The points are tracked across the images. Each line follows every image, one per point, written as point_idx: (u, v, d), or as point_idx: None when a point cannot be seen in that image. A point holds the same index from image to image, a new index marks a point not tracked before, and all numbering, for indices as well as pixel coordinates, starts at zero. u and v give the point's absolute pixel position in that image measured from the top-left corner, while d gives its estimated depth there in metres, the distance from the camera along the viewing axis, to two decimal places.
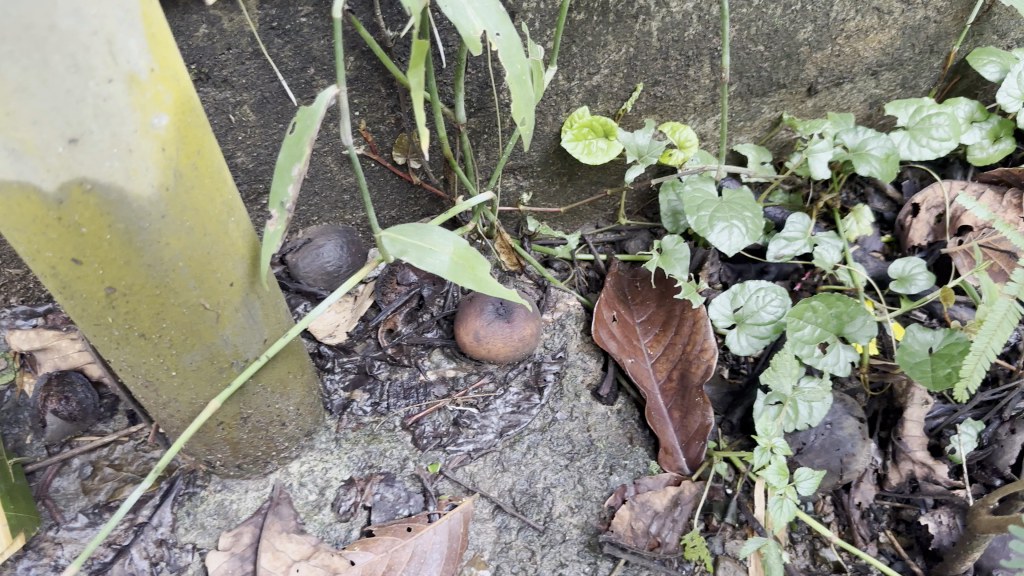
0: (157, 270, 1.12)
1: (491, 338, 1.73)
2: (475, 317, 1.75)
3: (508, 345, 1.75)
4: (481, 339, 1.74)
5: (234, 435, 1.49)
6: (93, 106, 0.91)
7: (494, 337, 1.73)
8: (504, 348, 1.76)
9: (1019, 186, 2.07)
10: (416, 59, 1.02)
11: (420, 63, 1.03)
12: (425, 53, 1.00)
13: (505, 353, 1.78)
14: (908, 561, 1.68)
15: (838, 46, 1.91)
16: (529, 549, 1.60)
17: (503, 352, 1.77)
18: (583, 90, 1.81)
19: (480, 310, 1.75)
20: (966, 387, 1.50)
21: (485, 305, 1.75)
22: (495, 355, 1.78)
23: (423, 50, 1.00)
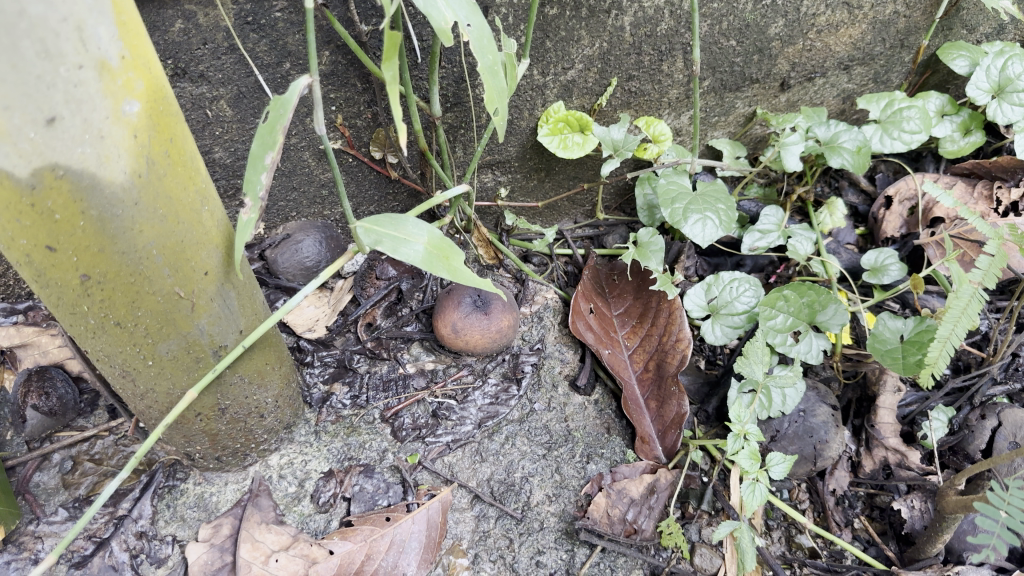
0: (131, 258, 1.13)
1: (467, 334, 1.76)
2: (450, 314, 1.77)
3: (486, 339, 1.77)
4: (459, 334, 1.76)
5: (212, 426, 1.50)
6: (64, 92, 0.93)
7: (468, 334, 1.76)
8: (483, 341, 1.78)
9: (989, 178, 2.11)
10: (389, 53, 0.95)
11: (393, 57, 0.96)
12: (396, 46, 0.94)
13: (485, 344, 1.80)
14: (882, 545, 1.69)
15: (810, 40, 1.94)
16: (507, 537, 1.63)
17: (481, 345, 1.80)
18: (558, 85, 1.83)
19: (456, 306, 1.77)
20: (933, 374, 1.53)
21: (463, 302, 1.76)
22: (474, 347, 1.80)
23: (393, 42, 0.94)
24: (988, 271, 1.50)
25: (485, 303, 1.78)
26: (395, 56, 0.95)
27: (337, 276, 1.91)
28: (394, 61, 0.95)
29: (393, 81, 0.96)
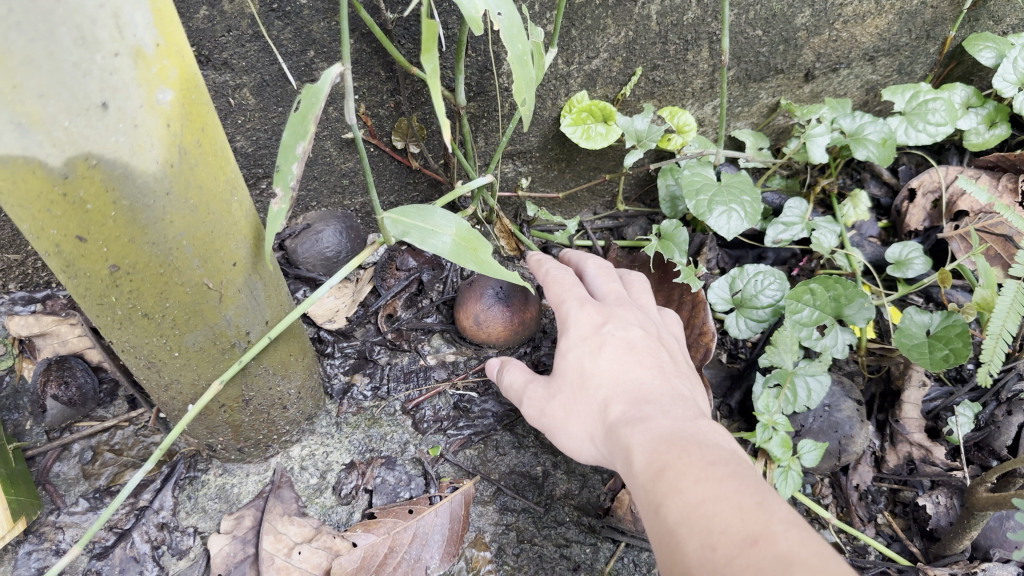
0: (161, 248, 1.12)
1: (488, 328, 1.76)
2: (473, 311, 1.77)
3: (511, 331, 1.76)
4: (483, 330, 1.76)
5: (236, 418, 1.49)
6: (99, 79, 0.92)
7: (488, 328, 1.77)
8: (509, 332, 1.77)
9: (1014, 171, 2.07)
10: (428, 43, 0.91)
11: (433, 46, 0.92)
12: (435, 37, 0.90)
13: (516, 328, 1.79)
14: (906, 542, 1.69)
15: (836, 31, 1.92)
16: (530, 530, 1.62)
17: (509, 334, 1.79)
18: (582, 75, 1.81)
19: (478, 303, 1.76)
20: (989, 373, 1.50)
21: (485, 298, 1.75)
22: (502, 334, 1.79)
23: (434, 32, 0.89)
24: None
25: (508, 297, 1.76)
26: (435, 48, 0.92)
27: (358, 266, 1.89)
28: (435, 53, 0.91)
29: (433, 73, 0.94)
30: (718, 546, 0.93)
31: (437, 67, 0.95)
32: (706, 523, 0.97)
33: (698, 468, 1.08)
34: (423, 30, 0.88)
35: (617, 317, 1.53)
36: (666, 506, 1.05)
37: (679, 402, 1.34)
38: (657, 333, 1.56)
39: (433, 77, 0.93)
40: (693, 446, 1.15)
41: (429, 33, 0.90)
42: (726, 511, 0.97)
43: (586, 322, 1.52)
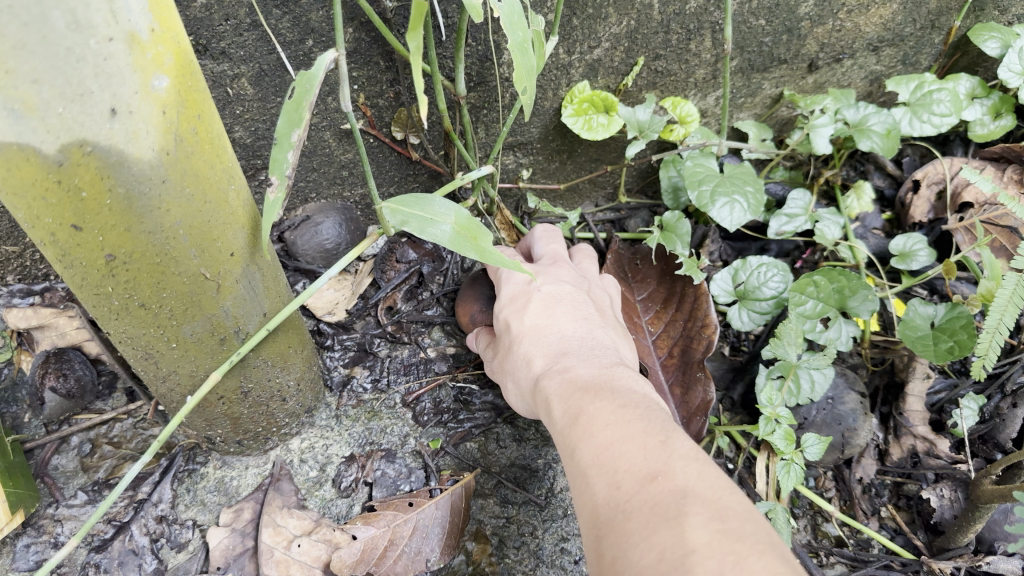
0: (158, 237, 1.11)
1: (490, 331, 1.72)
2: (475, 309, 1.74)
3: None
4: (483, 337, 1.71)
5: (235, 410, 1.48)
6: (93, 65, 0.91)
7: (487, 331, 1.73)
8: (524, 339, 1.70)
9: (1019, 163, 2.07)
10: (416, 22, 0.90)
11: (418, 25, 0.90)
12: (423, 15, 0.90)
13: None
14: (909, 535, 1.67)
15: (840, 20, 1.90)
16: (531, 523, 1.61)
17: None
18: (584, 65, 1.79)
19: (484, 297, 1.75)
20: (985, 366, 1.47)
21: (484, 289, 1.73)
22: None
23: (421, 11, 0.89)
24: None
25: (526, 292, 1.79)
26: (420, 27, 0.90)
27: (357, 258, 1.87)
28: (420, 30, 0.90)
29: (416, 51, 0.90)
30: (620, 484, 0.98)
31: (421, 47, 0.93)
32: (613, 463, 1.02)
33: (605, 415, 1.12)
34: (411, 8, 0.89)
35: (545, 273, 1.56)
36: (576, 455, 1.09)
37: (598, 351, 1.38)
38: (587, 288, 1.59)
39: (417, 54, 0.90)
40: (606, 392, 1.20)
41: (415, 14, 0.90)
42: (630, 449, 1.02)
43: (514, 280, 1.55)
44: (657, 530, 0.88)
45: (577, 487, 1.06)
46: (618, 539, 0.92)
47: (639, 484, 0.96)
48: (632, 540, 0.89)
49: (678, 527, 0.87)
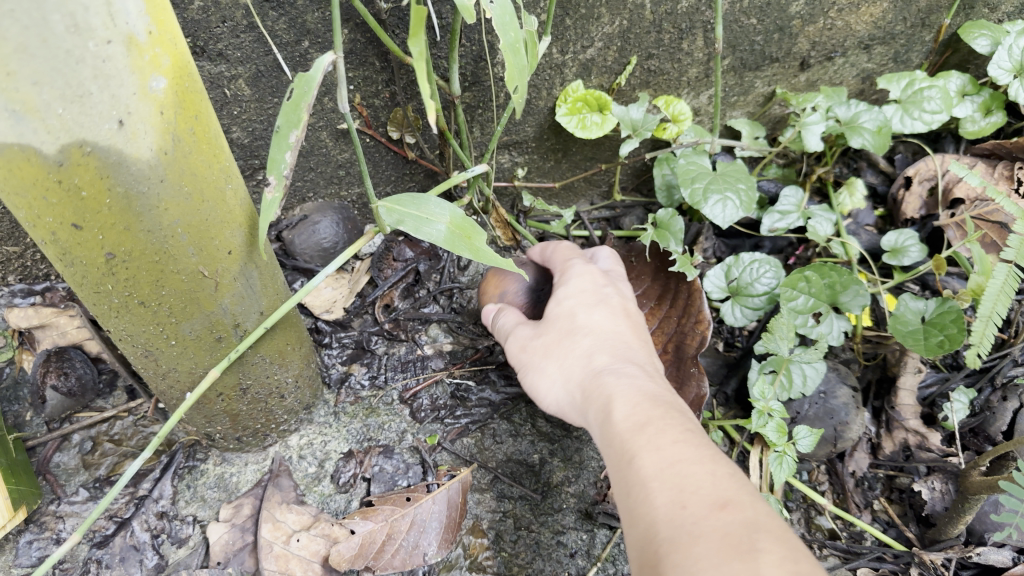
0: (156, 236, 1.13)
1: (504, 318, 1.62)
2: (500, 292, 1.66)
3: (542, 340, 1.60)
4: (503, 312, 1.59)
5: (234, 406, 1.50)
6: (92, 67, 0.93)
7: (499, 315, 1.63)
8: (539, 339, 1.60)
9: (1010, 159, 2.09)
10: (416, 28, 0.96)
11: (420, 32, 0.97)
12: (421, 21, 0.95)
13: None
14: (902, 527, 1.69)
15: (831, 19, 1.92)
16: (527, 517, 1.63)
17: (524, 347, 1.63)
18: (577, 64, 1.81)
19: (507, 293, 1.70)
20: (977, 356, 1.49)
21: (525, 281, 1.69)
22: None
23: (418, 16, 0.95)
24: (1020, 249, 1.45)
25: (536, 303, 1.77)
26: (421, 32, 0.96)
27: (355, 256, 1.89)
28: (420, 34, 0.96)
29: (419, 57, 0.97)
30: (687, 504, 0.95)
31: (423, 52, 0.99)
32: (681, 481, 0.99)
33: (680, 436, 1.10)
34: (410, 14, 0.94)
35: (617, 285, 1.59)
36: (641, 463, 1.06)
37: (658, 373, 1.37)
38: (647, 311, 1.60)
39: (420, 60, 0.97)
40: (672, 411, 1.18)
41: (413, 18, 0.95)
42: (700, 472, 1.00)
43: (589, 279, 1.56)
44: (727, 559, 0.85)
45: (635, 494, 1.03)
46: (683, 558, 0.88)
47: (708, 509, 0.93)
48: (698, 563, 0.86)
49: (749, 561, 0.84)
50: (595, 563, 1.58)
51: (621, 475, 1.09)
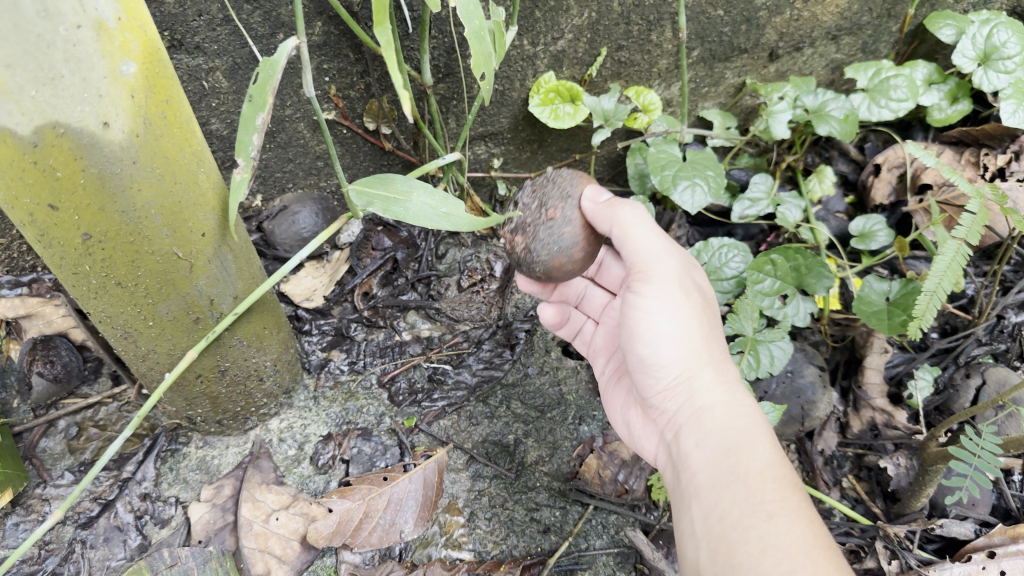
0: (130, 216, 1.17)
1: (558, 209, 1.29)
2: (552, 180, 1.33)
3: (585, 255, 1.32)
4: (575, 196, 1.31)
5: (213, 388, 1.55)
6: (63, 51, 0.98)
7: (561, 200, 1.30)
8: (574, 263, 1.31)
9: (977, 146, 2.13)
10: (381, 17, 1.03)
11: (384, 20, 1.03)
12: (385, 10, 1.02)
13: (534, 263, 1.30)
14: (869, 503, 1.73)
15: (797, 10, 1.97)
16: (501, 495, 1.67)
17: (556, 252, 1.28)
18: (549, 56, 1.86)
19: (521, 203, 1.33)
20: (919, 327, 1.56)
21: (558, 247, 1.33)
22: (551, 249, 1.28)
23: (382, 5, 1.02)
24: (971, 228, 1.54)
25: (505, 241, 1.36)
26: (386, 20, 1.03)
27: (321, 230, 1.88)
28: (385, 24, 1.02)
29: (384, 46, 1.03)
30: None
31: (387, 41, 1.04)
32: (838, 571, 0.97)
33: (811, 502, 1.08)
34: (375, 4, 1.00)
35: None
36: (770, 522, 1.03)
37: None
38: None
39: (387, 48, 1.03)
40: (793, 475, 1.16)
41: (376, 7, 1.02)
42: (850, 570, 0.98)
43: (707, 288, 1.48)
44: None
45: (765, 555, 1.00)
46: None
47: None
48: None
49: None
50: (567, 538, 1.61)
51: (740, 521, 1.06)
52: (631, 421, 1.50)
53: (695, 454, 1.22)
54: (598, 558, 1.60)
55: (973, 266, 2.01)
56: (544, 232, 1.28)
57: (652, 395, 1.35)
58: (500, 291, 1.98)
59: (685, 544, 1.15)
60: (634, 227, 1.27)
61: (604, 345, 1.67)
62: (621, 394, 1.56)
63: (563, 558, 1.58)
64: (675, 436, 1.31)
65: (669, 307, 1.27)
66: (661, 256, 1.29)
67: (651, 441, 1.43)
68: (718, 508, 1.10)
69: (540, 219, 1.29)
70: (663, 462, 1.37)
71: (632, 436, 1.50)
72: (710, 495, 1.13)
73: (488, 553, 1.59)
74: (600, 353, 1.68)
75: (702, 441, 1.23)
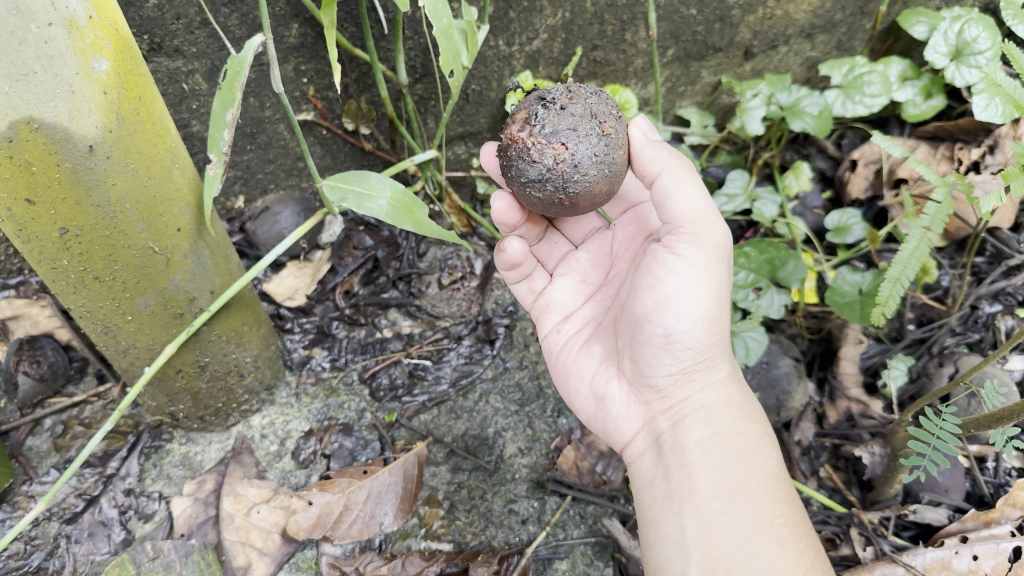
0: (106, 211, 1.20)
1: (612, 128, 1.26)
2: (595, 93, 1.29)
3: (614, 189, 1.30)
4: (624, 120, 1.29)
5: (193, 384, 1.57)
6: (35, 47, 1.02)
7: (614, 119, 1.27)
8: (607, 193, 1.29)
9: (952, 141, 2.15)
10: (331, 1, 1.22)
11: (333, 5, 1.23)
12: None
13: (574, 179, 1.24)
14: (845, 492, 1.74)
15: (770, 8, 2.00)
16: (481, 487, 1.69)
17: (604, 175, 1.25)
18: (524, 56, 1.89)
19: (561, 107, 1.26)
20: (883, 313, 1.63)
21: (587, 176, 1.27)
22: (600, 170, 1.24)
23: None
24: (935, 216, 1.60)
25: (524, 145, 1.26)
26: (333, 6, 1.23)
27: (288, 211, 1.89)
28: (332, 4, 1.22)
29: (328, 23, 1.24)
30: None
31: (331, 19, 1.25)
32: None
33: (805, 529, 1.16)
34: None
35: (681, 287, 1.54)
36: (778, 549, 1.09)
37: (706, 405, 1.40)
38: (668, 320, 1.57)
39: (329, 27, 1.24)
40: None
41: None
42: None
43: None
44: None
45: None
46: None
47: None
48: None
49: None
50: (545, 528, 1.63)
51: (742, 539, 1.10)
52: (605, 392, 1.42)
53: (700, 454, 1.22)
54: (576, 547, 1.61)
55: (948, 258, 2.04)
56: (597, 147, 1.24)
57: (655, 373, 1.29)
58: (479, 288, 2.03)
59: (668, 546, 1.16)
60: (686, 189, 1.24)
61: (562, 301, 1.59)
62: (594, 360, 1.46)
63: (542, 548, 1.60)
64: (669, 425, 1.29)
65: (709, 285, 1.24)
66: (716, 222, 1.24)
67: (630, 419, 1.37)
68: (716, 521, 1.12)
69: (594, 133, 1.24)
70: (644, 446, 1.33)
71: (603, 411, 1.41)
72: (712, 502, 1.15)
73: (468, 544, 1.60)
74: (557, 307, 1.59)
75: (708, 441, 1.23)
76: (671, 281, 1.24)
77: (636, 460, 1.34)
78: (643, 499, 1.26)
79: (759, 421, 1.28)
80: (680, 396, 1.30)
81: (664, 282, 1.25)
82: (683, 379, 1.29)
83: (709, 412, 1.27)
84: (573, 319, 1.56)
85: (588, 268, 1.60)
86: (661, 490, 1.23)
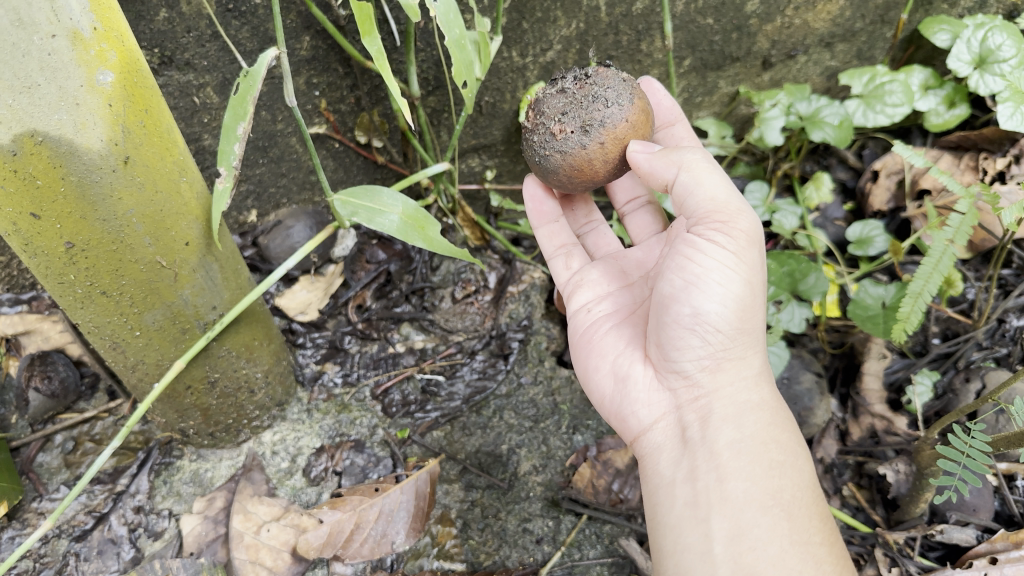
0: (112, 225, 1.19)
1: (563, 131, 1.33)
2: (596, 105, 1.31)
3: (563, 182, 1.41)
4: (591, 139, 1.30)
5: (204, 400, 1.56)
6: (39, 60, 1.01)
7: (577, 126, 1.32)
8: (552, 179, 1.41)
9: (975, 151, 2.11)
10: (366, 25, 1.12)
11: (371, 31, 1.13)
12: (368, 19, 1.12)
13: (525, 143, 1.41)
14: (869, 511, 1.68)
15: (788, 17, 1.97)
16: (494, 505, 1.66)
17: (536, 158, 1.38)
18: (539, 67, 1.87)
19: (563, 87, 1.35)
20: (904, 330, 1.59)
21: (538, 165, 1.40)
22: (535, 152, 1.38)
23: (365, 15, 1.11)
24: (959, 229, 1.55)
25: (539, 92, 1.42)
26: (372, 30, 1.13)
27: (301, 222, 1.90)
28: (371, 32, 1.12)
29: (377, 53, 1.13)
30: None
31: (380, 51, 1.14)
32: None
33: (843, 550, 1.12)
34: (358, 11, 1.10)
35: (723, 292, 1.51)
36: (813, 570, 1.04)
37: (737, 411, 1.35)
38: None
39: (377, 56, 1.13)
40: None
41: (362, 18, 1.11)
42: None
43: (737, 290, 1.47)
44: None
45: None
46: None
47: None
48: None
49: None
50: (561, 547, 1.59)
51: (776, 556, 1.05)
52: (627, 373, 1.36)
53: (730, 456, 1.16)
54: (592, 568, 1.57)
55: (974, 270, 2.00)
56: (543, 137, 1.36)
57: (683, 357, 1.24)
58: (493, 301, 2.01)
59: (692, 556, 1.10)
60: (705, 180, 1.22)
61: (596, 282, 1.55)
62: (619, 342, 1.41)
63: (557, 568, 1.56)
64: (696, 418, 1.24)
65: (742, 270, 1.20)
66: (742, 210, 1.21)
67: (651, 406, 1.31)
68: (750, 533, 1.07)
69: (549, 124, 1.35)
70: (664, 436, 1.27)
71: (622, 393, 1.36)
72: (745, 513, 1.09)
73: (481, 564, 1.57)
74: (590, 286, 1.55)
75: (738, 443, 1.17)
76: (701, 261, 1.20)
77: (653, 449, 1.28)
78: (661, 499, 1.21)
79: (792, 429, 1.23)
80: (708, 386, 1.25)
81: (694, 261, 1.20)
82: (713, 367, 1.25)
83: (738, 411, 1.22)
84: (604, 301, 1.51)
85: (627, 259, 1.60)
86: (685, 491, 1.17)
